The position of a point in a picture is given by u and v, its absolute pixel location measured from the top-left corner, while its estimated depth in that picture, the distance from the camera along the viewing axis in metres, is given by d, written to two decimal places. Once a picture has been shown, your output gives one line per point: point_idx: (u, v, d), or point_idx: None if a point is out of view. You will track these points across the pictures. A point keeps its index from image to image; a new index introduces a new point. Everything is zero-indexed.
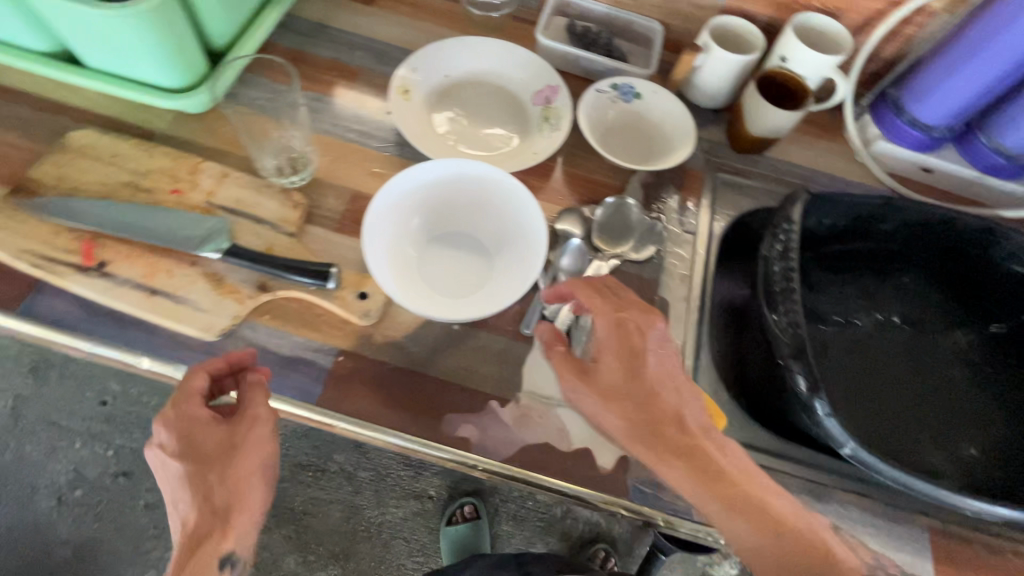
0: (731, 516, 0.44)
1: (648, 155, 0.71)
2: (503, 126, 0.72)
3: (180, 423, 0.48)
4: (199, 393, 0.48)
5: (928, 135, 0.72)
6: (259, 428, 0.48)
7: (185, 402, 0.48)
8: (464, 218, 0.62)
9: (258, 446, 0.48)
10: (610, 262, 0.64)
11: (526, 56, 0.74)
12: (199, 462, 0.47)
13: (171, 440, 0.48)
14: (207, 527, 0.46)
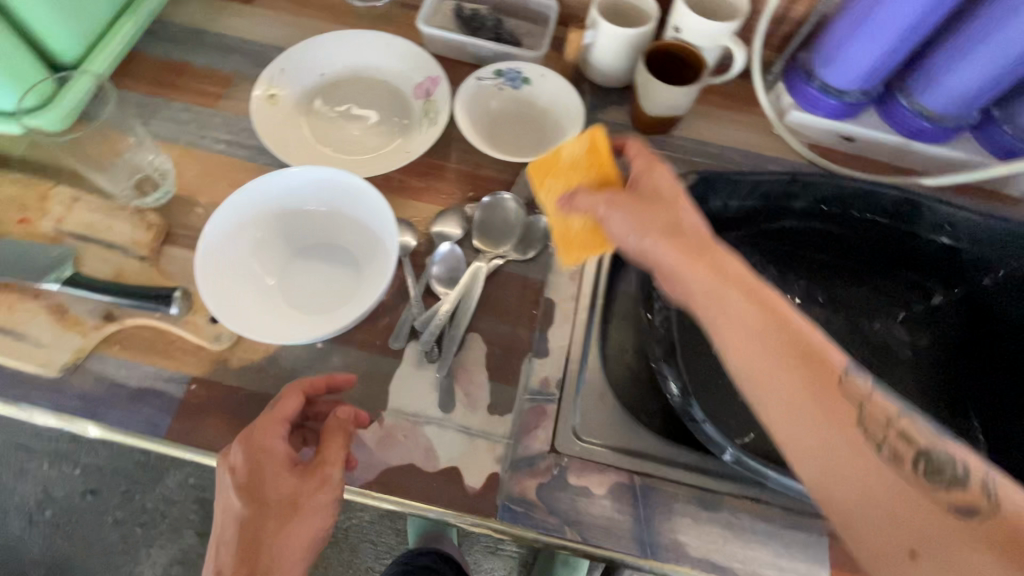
0: (779, 374, 0.38)
1: (538, 144, 0.67)
2: (383, 124, 0.67)
3: (254, 454, 0.45)
4: (284, 419, 0.48)
5: (843, 100, 0.66)
6: (332, 490, 0.45)
7: (261, 435, 0.46)
8: (328, 229, 0.58)
9: (316, 511, 0.44)
10: (490, 262, 0.60)
11: (405, 46, 0.69)
12: (239, 541, 0.42)
13: (246, 466, 0.45)
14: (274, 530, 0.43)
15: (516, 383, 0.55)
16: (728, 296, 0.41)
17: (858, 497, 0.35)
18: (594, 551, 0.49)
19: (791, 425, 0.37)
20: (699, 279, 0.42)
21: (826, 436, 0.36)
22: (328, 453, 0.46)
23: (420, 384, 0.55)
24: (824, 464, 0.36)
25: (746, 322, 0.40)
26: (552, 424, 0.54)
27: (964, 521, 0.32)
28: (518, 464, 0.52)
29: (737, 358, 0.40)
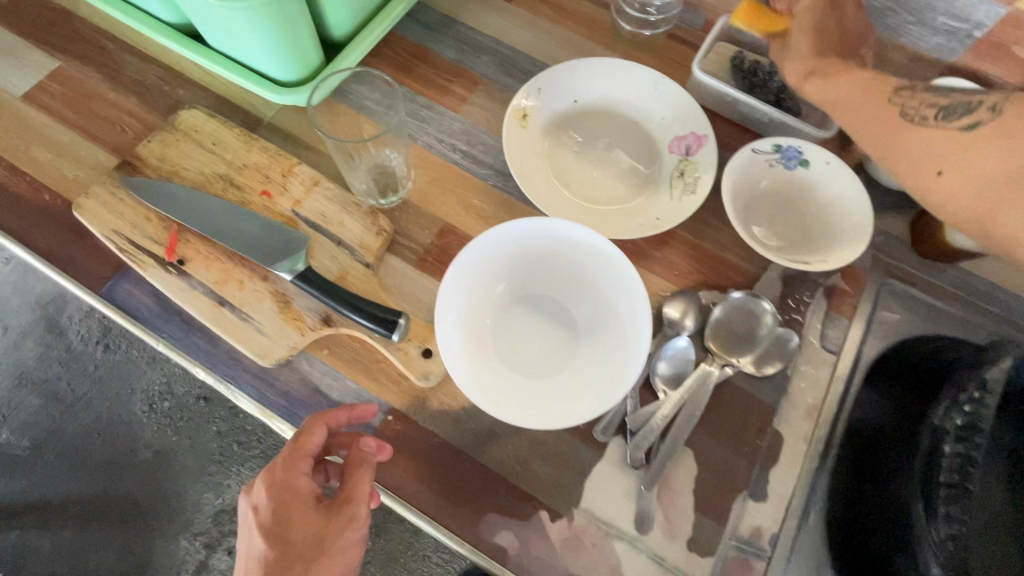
0: (900, 155, 0.47)
1: (802, 241, 0.57)
2: (628, 174, 0.60)
3: (277, 493, 0.40)
4: (310, 454, 0.43)
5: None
6: (359, 527, 0.41)
7: (285, 474, 0.41)
8: (561, 286, 0.53)
9: (348, 549, 0.40)
10: (721, 369, 0.52)
11: (674, 91, 0.61)
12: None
13: (273, 507, 0.40)
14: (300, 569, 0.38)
15: (724, 523, 0.48)
16: (856, 90, 0.50)
17: (991, 166, 0.41)
18: None
19: (927, 153, 0.45)
20: (864, 112, 0.50)
21: (948, 143, 0.44)
22: (355, 488, 0.42)
23: (619, 490, 0.49)
24: (983, 160, 0.42)
25: (890, 126, 0.48)
26: None
27: (992, 128, 0.42)
28: None
29: (897, 154, 0.47)
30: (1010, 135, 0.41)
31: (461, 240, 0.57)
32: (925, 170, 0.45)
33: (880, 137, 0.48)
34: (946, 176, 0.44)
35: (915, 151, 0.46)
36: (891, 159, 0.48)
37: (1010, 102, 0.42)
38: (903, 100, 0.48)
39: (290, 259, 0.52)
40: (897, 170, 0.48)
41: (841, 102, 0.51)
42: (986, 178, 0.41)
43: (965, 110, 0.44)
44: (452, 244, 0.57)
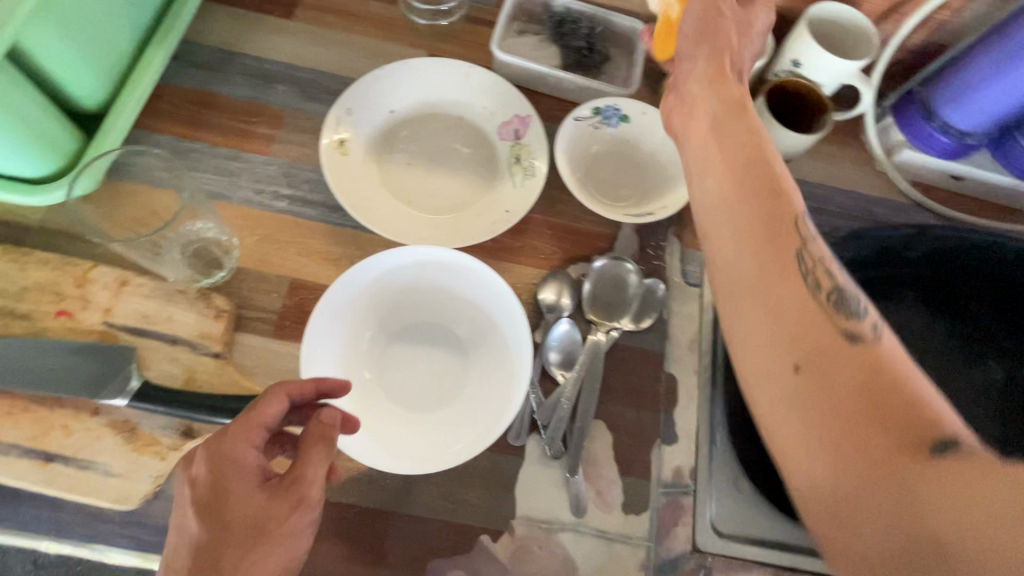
0: (735, 278, 0.36)
1: (645, 192, 0.60)
2: (468, 172, 0.59)
3: (219, 463, 0.35)
4: (264, 425, 0.37)
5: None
6: (309, 512, 0.35)
7: (231, 442, 0.35)
8: (438, 309, 0.51)
9: (293, 536, 0.34)
10: (608, 335, 0.54)
11: (488, 78, 0.61)
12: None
13: (206, 480, 0.34)
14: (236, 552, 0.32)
15: (649, 477, 0.51)
16: (752, 154, 0.38)
17: (832, 422, 0.30)
18: None
19: (751, 308, 0.35)
20: (743, 225, 0.37)
21: (818, 336, 0.32)
22: (306, 468, 0.36)
23: (546, 484, 0.49)
24: (791, 333, 0.33)
25: (772, 246, 0.35)
26: (691, 521, 0.50)
27: (860, 367, 0.30)
28: (663, 566, 0.48)
29: (740, 286, 0.36)
30: (868, 396, 0.29)
31: (317, 293, 0.53)
32: (753, 332, 0.34)
33: (748, 225, 0.36)
34: (797, 376, 0.32)
35: (754, 295, 0.35)
36: (739, 164, 0.38)
37: (891, 338, 0.31)
38: (800, 228, 0.35)
39: (119, 379, 0.45)
40: (728, 296, 0.36)
41: (707, 163, 0.40)
42: (817, 426, 0.30)
43: (846, 304, 0.33)
44: (308, 299, 0.53)
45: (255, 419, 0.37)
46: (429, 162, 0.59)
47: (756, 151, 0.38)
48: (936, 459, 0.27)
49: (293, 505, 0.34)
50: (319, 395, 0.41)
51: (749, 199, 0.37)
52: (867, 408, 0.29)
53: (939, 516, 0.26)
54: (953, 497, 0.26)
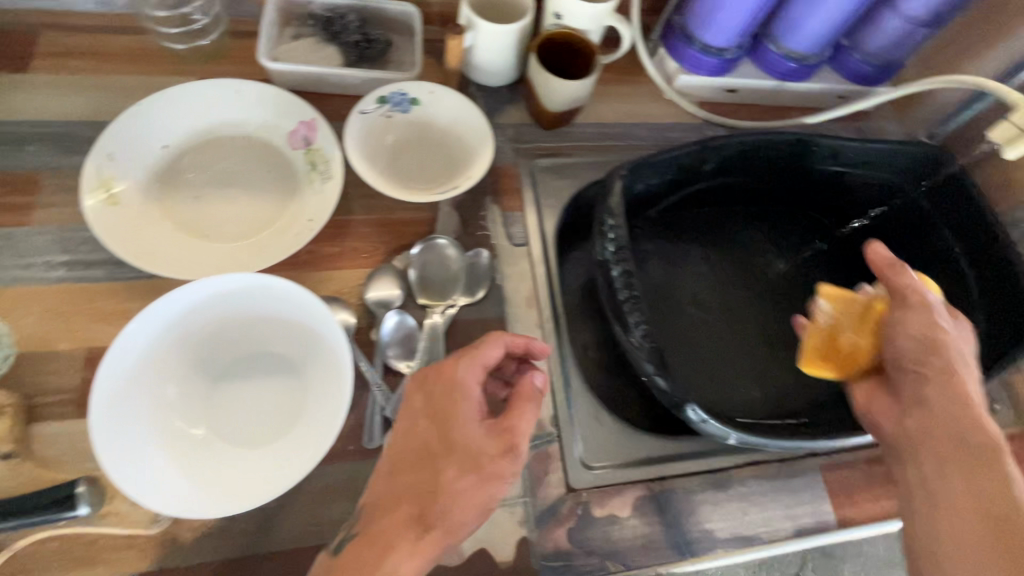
0: (934, 467, 0.39)
1: (452, 168, 0.61)
2: (266, 191, 0.57)
3: (435, 401, 0.42)
4: (484, 362, 0.43)
5: (777, 56, 0.69)
6: (516, 459, 0.40)
7: (461, 365, 0.42)
8: (257, 338, 0.49)
9: (467, 469, 0.39)
10: (444, 314, 0.55)
11: (261, 90, 0.58)
12: (418, 466, 0.40)
13: (436, 398, 0.42)
14: (427, 505, 0.38)
15: None
16: (964, 428, 0.39)
17: None
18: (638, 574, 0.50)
19: (952, 490, 0.38)
20: (952, 457, 0.39)
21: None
22: (520, 418, 0.41)
23: None
24: (996, 531, 0.35)
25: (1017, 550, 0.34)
26: (561, 465, 0.52)
27: None
28: (542, 517, 0.50)
29: (936, 458, 0.40)
30: None
31: None
32: (953, 513, 0.37)
33: (948, 445, 0.39)
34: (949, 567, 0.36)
35: (943, 495, 0.38)
36: (915, 412, 0.42)
37: None
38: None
39: None
40: (926, 462, 0.40)
41: (942, 387, 0.42)
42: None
43: None
44: None
45: (478, 352, 0.43)
46: (222, 189, 0.56)
47: (970, 423, 0.40)
48: None
49: (490, 455, 0.39)
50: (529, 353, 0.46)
51: (961, 423, 0.40)
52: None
53: None
54: None
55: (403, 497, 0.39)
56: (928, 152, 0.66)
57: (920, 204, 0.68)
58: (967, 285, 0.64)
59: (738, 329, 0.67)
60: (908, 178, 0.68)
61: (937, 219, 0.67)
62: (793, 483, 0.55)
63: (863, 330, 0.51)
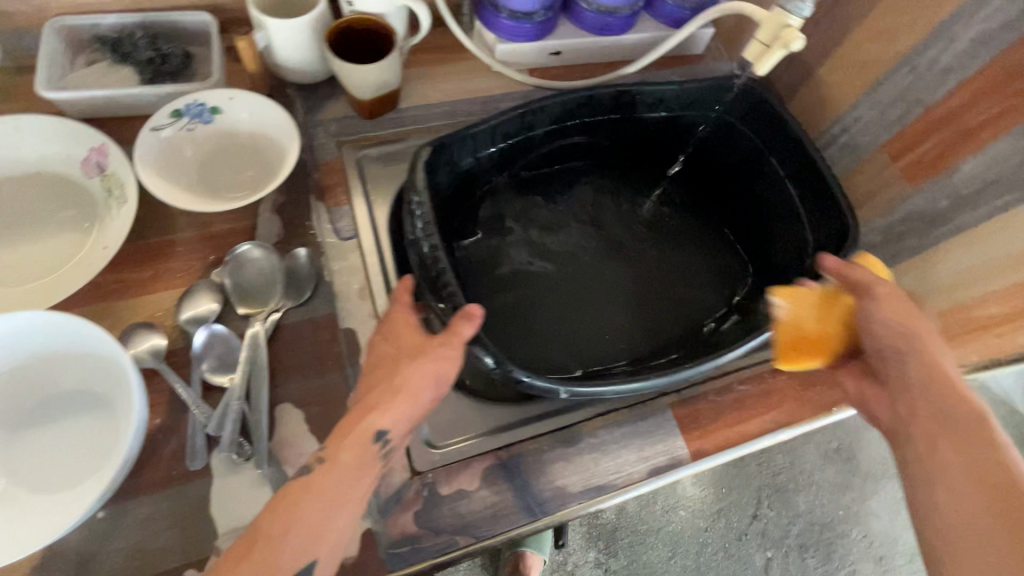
0: (926, 391, 0.43)
1: (265, 173, 0.59)
2: (63, 226, 0.54)
3: (392, 316, 0.49)
4: (406, 302, 0.50)
5: (589, 12, 0.70)
6: (457, 346, 0.46)
7: (397, 297, 0.50)
8: (55, 379, 0.46)
9: (419, 356, 0.46)
10: (267, 321, 0.54)
11: (42, 122, 0.55)
12: (372, 374, 0.47)
13: (388, 335, 0.49)
14: (406, 368, 0.45)
15: None
16: (906, 353, 0.45)
17: (968, 521, 0.36)
18: (491, 542, 0.49)
19: (947, 463, 0.39)
20: (928, 406, 0.42)
21: (983, 472, 0.37)
22: (449, 325, 0.47)
23: (246, 489, 0.48)
24: (973, 473, 0.38)
25: (969, 442, 0.39)
26: (404, 451, 0.52)
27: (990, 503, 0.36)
28: (387, 506, 0.49)
29: (920, 421, 0.42)
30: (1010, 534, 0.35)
31: None
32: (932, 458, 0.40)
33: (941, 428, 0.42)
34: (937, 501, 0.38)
35: (932, 458, 0.40)
36: (885, 360, 0.47)
37: None
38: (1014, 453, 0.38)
39: None
40: (919, 410, 0.43)
41: (908, 343, 0.45)
42: (971, 514, 0.36)
43: None
44: None
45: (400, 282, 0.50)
46: (13, 231, 0.54)
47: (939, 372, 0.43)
48: None
49: (435, 336, 0.47)
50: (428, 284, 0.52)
51: (910, 356, 0.45)
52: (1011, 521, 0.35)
53: None
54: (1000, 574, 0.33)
55: (374, 382, 0.46)
56: (744, 85, 0.65)
57: (748, 136, 0.69)
58: (795, 210, 0.66)
59: (587, 287, 0.68)
60: (734, 112, 0.68)
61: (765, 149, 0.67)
62: (643, 425, 0.56)
63: (827, 313, 0.51)
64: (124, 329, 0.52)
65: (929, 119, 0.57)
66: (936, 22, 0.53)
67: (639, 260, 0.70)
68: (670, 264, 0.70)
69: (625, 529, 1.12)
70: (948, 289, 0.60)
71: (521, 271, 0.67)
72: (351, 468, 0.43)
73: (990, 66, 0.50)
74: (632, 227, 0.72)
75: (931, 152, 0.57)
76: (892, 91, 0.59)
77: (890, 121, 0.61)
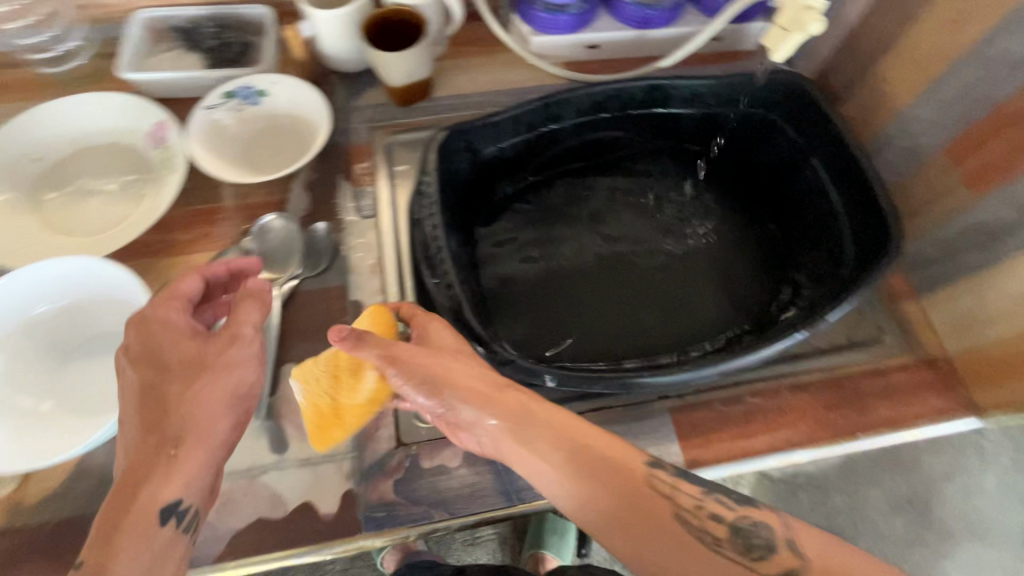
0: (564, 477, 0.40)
1: (299, 151, 0.64)
2: (127, 189, 0.62)
3: (150, 328, 0.43)
4: (186, 295, 0.46)
5: (628, 5, 0.68)
6: (243, 344, 0.43)
7: (156, 308, 0.44)
8: (97, 318, 0.52)
9: (207, 373, 0.41)
10: (284, 287, 0.58)
11: (120, 99, 0.63)
12: (146, 412, 0.40)
13: (138, 346, 0.42)
14: (190, 399, 0.40)
15: None
16: (533, 420, 0.43)
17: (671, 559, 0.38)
18: (464, 520, 0.50)
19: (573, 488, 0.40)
20: (578, 475, 0.40)
21: (646, 502, 0.40)
22: (237, 315, 0.44)
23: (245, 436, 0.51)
24: (621, 503, 0.40)
25: (620, 499, 0.40)
26: (393, 421, 0.53)
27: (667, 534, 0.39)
28: (370, 470, 0.51)
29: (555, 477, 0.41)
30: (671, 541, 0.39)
31: None
32: (554, 484, 0.41)
33: (604, 474, 0.40)
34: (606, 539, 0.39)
35: (574, 492, 0.40)
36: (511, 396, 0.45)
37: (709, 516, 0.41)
38: (659, 478, 0.41)
39: None
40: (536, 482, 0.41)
41: (521, 417, 0.43)
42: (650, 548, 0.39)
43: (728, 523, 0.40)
44: None
45: (183, 286, 0.46)
46: (88, 192, 0.62)
47: (580, 449, 0.41)
48: None
49: (232, 340, 0.43)
50: (236, 271, 0.51)
51: (584, 434, 0.42)
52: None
53: None
54: None
55: (147, 412, 0.40)
56: (784, 80, 0.62)
57: (790, 135, 0.65)
58: (837, 213, 0.61)
59: (605, 282, 0.65)
60: (773, 109, 0.65)
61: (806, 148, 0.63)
62: (637, 425, 0.54)
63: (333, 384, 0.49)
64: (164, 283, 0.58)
65: (995, 119, 0.50)
66: (1006, 9, 0.47)
67: (661, 258, 0.66)
68: (694, 266, 0.66)
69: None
70: (1014, 313, 0.52)
71: (535, 262, 0.65)
72: (147, 524, 0.36)
73: None
74: (659, 225, 0.68)
75: (996, 156, 0.50)
76: (955, 87, 0.53)
77: (951, 120, 0.54)
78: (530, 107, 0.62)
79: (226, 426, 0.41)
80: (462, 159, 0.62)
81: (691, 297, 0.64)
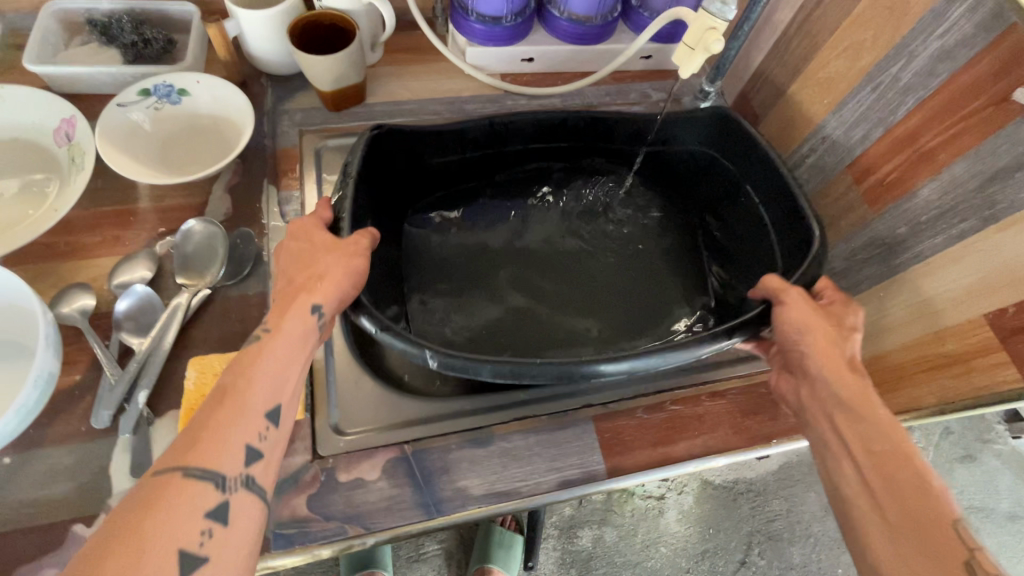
0: (845, 427, 0.44)
1: (221, 155, 0.62)
2: (27, 188, 0.57)
3: (296, 227, 0.51)
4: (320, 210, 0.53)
5: (561, 20, 0.70)
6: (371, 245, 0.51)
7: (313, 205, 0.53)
8: None
9: (335, 250, 0.49)
10: (196, 294, 0.54)
11: (23, 92, 0.59)
12: (297, 267, 0.48)
13: (297, 235, 0.50)
14: (318, 271, 0.47)
15: None
16: (863, 413, 0.44)
17: (886, 505, 0.40)
18: (380, 536, 0.48)
19: (876, 403, 0.44)
20: (865, 409, 0.44)
21: (887, 427, 0.42)
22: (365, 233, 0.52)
23: (145, 449, 0.48)
24: (878, 462, 0.41)
25: (875, 420, 0.43)
26: (309, 433, 0.51)
27: (882, 494, 0.40)
28: (282, 485, 0.49)
29: (841, 421, 0.45)
30: (884, 486, 0.40)
31: None
32: (857, 425, 0.44)
33: (848, 396, 0.45)
34: (846, 475, 0.43)
35: (850, 420, 0.44)
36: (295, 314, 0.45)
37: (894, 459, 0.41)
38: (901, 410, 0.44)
39: None
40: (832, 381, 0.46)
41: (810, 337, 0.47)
42: (889, 510, 0.39)
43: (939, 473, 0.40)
44: None
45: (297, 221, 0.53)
46: None
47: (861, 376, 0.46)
48: (943, 549, 0.37)
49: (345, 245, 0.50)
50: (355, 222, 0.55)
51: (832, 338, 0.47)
52: (915, 518, 0.38)
53: (899, 520, 0.39)
54: (901, 521, 0.39)
55: (285, 272, 0.48)
56: (711, 112, 0.65)
57: (723, 163, 0.67)
58: (768, 229, 0.62)
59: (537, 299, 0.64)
60: (711, 139, 0.67)
61: (738, 177, 0.65)
62: (561, 435, 0.54)
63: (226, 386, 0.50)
64: (63, 287, 0.54)
65: (890, 139, 0.54)
66: (896, 38, 0.51)
67: (596, 276, 0.67)
68: (629, 284, 0.67)
69: (600, 559, 1.07)
70: (906, 323, 0.55)
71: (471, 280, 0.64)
72: (293, 341, 0.45)
73: (945, 85, 0.47)
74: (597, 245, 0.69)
75: (893, 174, 0.54)
76: (856, 109, 0.57)
77: (854, 141, 0.58)
78: (478, 127, 0.62)
79: (331, 289, 0.47)
80: (399, 156, 0.61)
81: (632, 317, 0.64)
